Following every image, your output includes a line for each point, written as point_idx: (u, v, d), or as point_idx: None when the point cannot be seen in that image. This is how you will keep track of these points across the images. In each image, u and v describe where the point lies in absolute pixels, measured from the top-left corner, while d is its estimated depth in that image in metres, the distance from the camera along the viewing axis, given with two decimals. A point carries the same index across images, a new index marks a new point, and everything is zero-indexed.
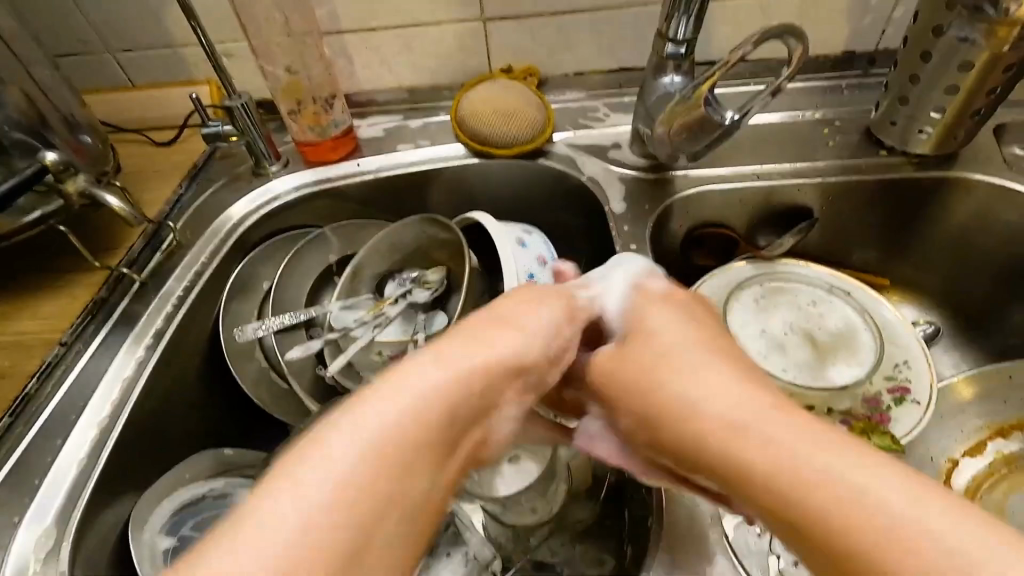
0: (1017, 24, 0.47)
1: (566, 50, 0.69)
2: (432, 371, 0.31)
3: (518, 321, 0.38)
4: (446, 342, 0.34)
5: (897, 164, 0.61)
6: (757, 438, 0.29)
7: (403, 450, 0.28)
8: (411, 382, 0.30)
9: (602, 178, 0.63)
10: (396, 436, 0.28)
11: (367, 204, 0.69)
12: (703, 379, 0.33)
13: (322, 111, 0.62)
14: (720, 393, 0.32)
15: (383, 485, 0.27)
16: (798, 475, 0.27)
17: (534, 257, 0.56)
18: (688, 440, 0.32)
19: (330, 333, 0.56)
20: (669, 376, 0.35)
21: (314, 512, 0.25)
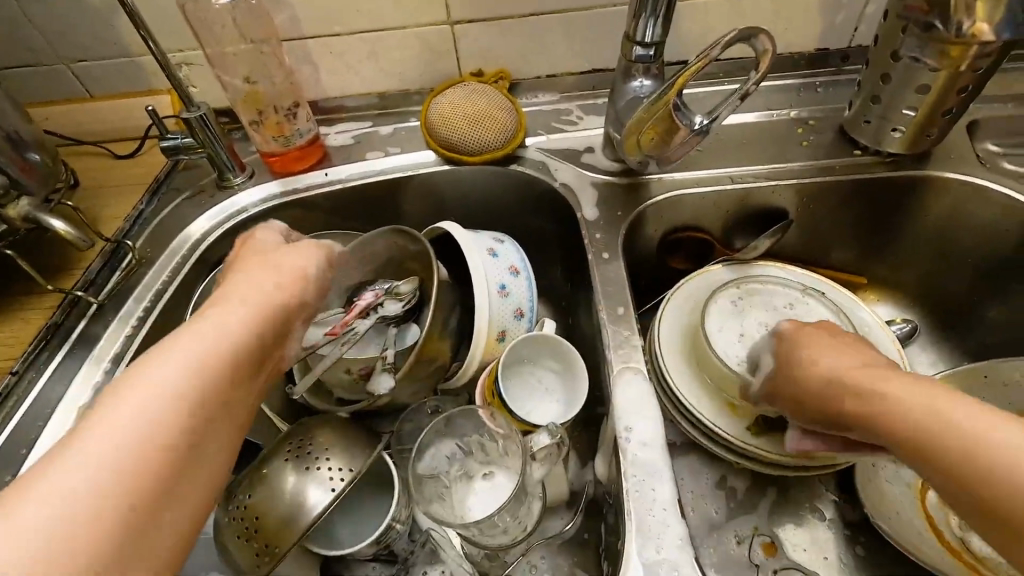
0: (969, 45, 0.47)
1: (537, 52, 0.67)
2: (180, 356, 0.32)
3: (275, 269, 0.41)
4: (207, 320, 0.35)
5: (870, 163, 0.60)
6: (904, 406, 0.35)
7: (189, 425, 0.30)
8: (156, 375, 0.30)
9: (574, 183, 0.61)
10: (141, 422, 0.28)
11: (336, 215, 0.67)
12: (854, 368, 0.39)
13: (286, 120, 0.60)
14: (866, 377, 0.38)
15: (161, 461, 0.28)
16: (957, 431, 0.32)
17: (506, 267, 0.55)
18: (857, 415, 0.37)
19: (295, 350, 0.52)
20: (838, 370, 0.40)
21: (73, 498, 0.25)
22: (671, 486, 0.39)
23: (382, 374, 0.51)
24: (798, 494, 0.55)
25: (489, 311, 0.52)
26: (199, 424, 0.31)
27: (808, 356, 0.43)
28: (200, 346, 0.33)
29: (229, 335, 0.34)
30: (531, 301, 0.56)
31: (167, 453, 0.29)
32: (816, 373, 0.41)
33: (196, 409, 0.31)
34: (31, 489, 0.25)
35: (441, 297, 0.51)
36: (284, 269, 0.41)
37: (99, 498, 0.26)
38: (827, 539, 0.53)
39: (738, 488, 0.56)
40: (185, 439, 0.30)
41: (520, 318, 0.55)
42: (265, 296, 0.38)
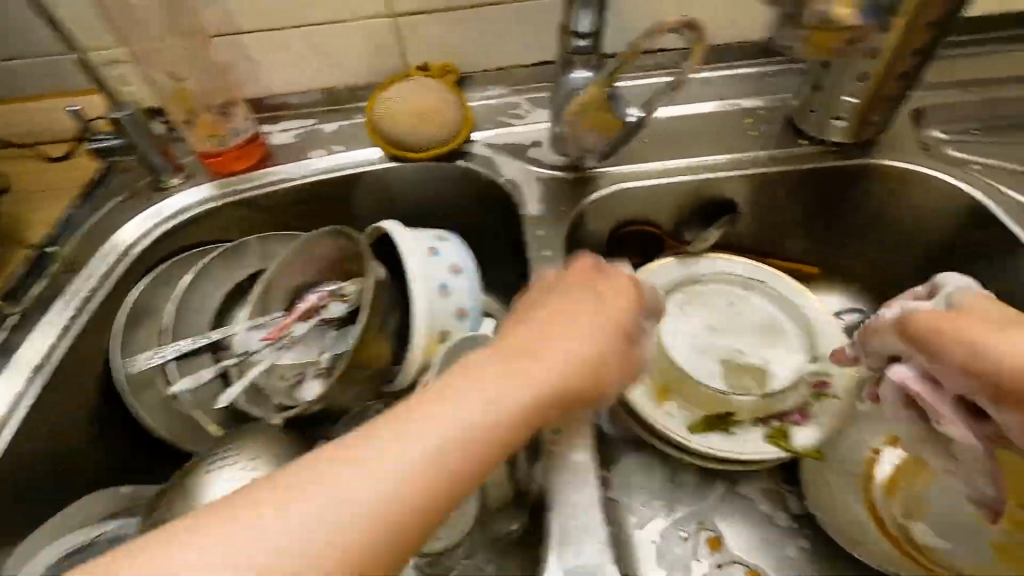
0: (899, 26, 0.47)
1: (484, 44, 0.65)
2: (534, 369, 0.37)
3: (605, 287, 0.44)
4: (474, 360, 0.36)
5: (816, 153, 0.60)
6: None
7: (432, 467, 0.31)
8: (414, 420, 0.33)
9: (520, 179, 0.60)
10: (378, 471, 0.30)
11: (281, 216, 0.65)
12: (1008, 335, 0.38)
13: (219, 119, 0.58)
14: None
15: (402, 505, 0.30)
16: None
17: (448, 267, 0.54)
18: None
19: (230, 358, 0.52)
20: (996, 335, 0.38)
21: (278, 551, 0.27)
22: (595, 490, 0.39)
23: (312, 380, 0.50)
24: (745, 488, 0.55)
25: (427, 310, 0.51)
26: (476, 463, 0.33)
27: (938, 345, 0.41)
28: (498, 381, 0.35)
29: (535, 374, 0.36)
30: (475, 301, 0.55)
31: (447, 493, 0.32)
32: (950, 333, 0.40)
33: (473, 449, 0.33)
34: (189, 531, 0.28)
35: (378, 299, 0.50)
36: (610, 306, 0.42)
37: (343, 548, 0.28)
38: (771, 531, 0.53)
39: (687, 484, 0.55)
40: (438, 478, 0.31)
41: (463, 318, 0.54)
42: (594, 330, 0.40)
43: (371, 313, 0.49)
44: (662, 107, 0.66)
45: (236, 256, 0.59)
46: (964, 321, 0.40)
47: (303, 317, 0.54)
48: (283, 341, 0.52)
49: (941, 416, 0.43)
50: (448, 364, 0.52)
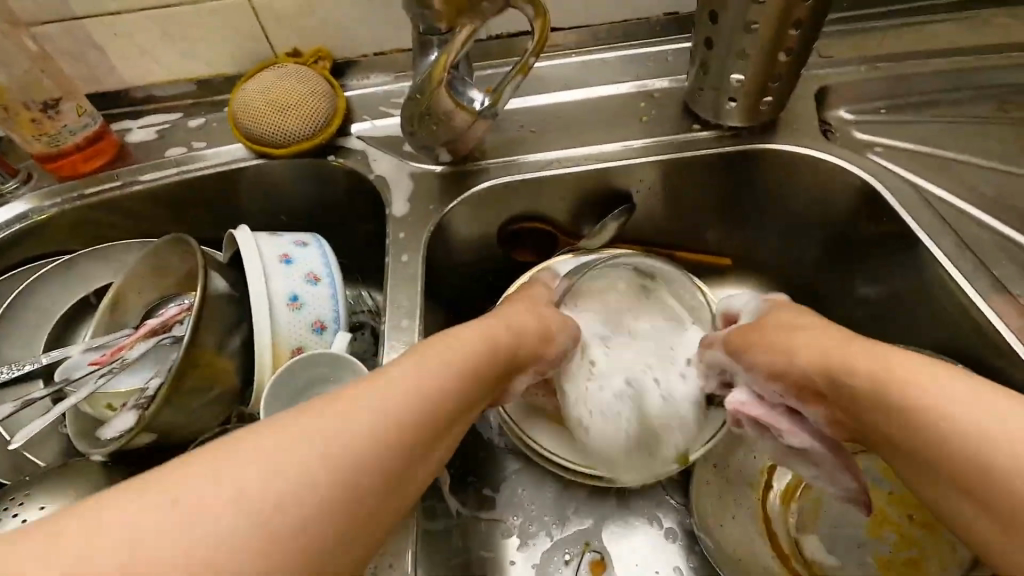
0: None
1: (359, 26, 0.59)
2: (432, 368, 0.36)
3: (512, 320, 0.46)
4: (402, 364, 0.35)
5: (713, 138, 0.55)
6: (855, 368, 0.38)
7: (392, 440, 0.31)
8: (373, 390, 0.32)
9: (391, 175, 0.55)
10: (317, 461, 0.27)
11: (142, 220, 0.60)
12: (829, 344, 0.40)
13: (45, 117, 0.52)
14: (862, 356, 0.38)
15: (353, 470, 0.28)
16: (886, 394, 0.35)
17: (303, 275, 0.49)
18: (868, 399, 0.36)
19: (50, 385, 0.46)
20: (812, 342, 0.42)
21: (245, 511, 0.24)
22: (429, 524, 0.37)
23: (130, 410, 0.45)
24: (633, 499, 0.53)
25: (271, 326, 0.46)
26: (425, 426, 0.33)
27: (750, 359, 0.46)
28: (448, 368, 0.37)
29: (463, 359, 0.39)
30: (337, 312, 0.50)
31: (393, 462, 0.30)
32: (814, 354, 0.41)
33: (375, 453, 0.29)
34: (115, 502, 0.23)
35: (213, 316, 0.45)
36: (544, 312, 0.49)
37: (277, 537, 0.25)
38: (657, 546, 0.51)
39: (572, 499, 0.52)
40: (393, 450, 0.31)
41: (322, 330, 0.49)
42: (549, 315, 0.49)
43: (201, 333, 0.44)
44: (529, 95, 0.59)
45: (77, 270, 0.54)
46: (816, 334, 0.42)
47: (146, 337, 0.49)
48: (115, 365, 0.47)
49: (778, 428, 0.45)
50: (300, 388, 0.48)
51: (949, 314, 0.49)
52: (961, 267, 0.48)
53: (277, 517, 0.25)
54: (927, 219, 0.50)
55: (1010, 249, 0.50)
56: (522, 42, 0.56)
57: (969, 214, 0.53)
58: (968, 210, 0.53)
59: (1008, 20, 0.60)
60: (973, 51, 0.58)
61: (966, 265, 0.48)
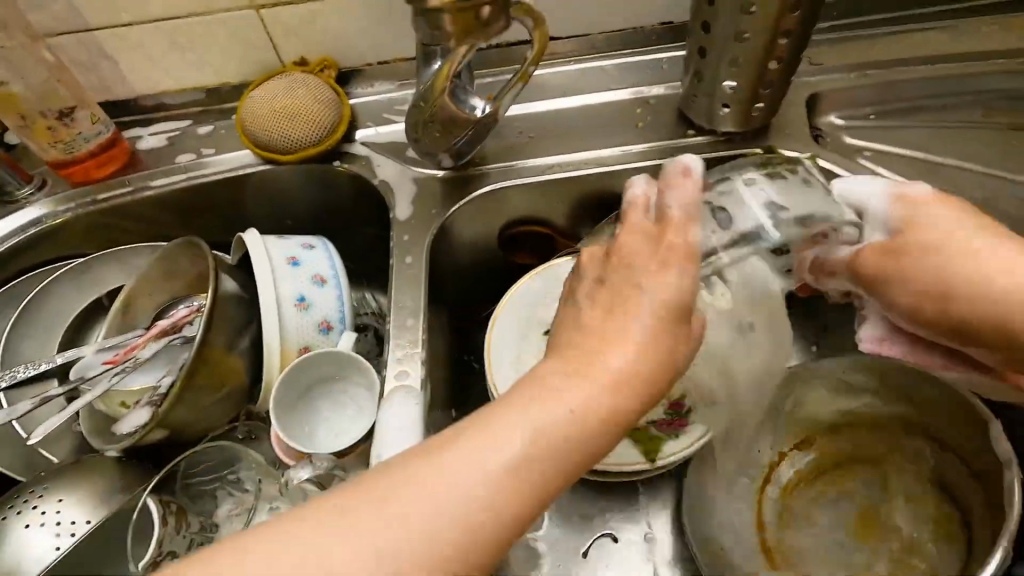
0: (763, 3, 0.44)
1: (363, 36, 0.61)
2: (576, 389, 0.31)
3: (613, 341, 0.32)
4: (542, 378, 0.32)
5: (707, 144, 0.57)
6: (1005, 279, 0.39)
7: (512, 491, 0.29)
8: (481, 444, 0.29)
9: (395, 180, 0.57)
10: (417, 525, 0.27)
11: (151, 225, 0.61)
12: (967, 250, 0.40)
13: (60, 125, 0.54)
14: (1006, 271, 0.39)
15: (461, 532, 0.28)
16: None
17: (310, 277, 0.50)
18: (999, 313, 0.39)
19: (64, 384, 0.48)
20: (945, 263, 0.41)
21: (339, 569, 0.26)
22: None
23: (143, 407, 0.47)
24: (633, 496, 0.53)
25: (279, 326, 0.48)
26: (559, 465, 0.30)
27: (886, 297, 0.44)
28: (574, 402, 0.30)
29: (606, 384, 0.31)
30: (342, 313, 0.51)
31: (508, 516, 0.29)
32: (932, 278, 0.41)
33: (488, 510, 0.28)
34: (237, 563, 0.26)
35: (222, 317, 0.46)
36: (664, 344, 0.33)
37: None
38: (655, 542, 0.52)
39: (573, 497, 0.53)
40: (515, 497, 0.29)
41: (328, 331, 0.50)
42: (660, 337, 0.33)
43: (211, 332, 0.45)
44: (529, 103, 0.61)
45: (90, 273, 0.55)
46: (942, 248, 0.41)
47: (157, 337, 0.50)
48: (128, 365, 0.48)
49: (922, 362, 0.48)
50: (305, 386, 0.50)
51: None
52: None
53: None
54: None
55: None
56: (521, 51, 0.57)
57: None
58: None
59: (992, 29, 0.61)
60: (959, 59, 0.60)
61: None
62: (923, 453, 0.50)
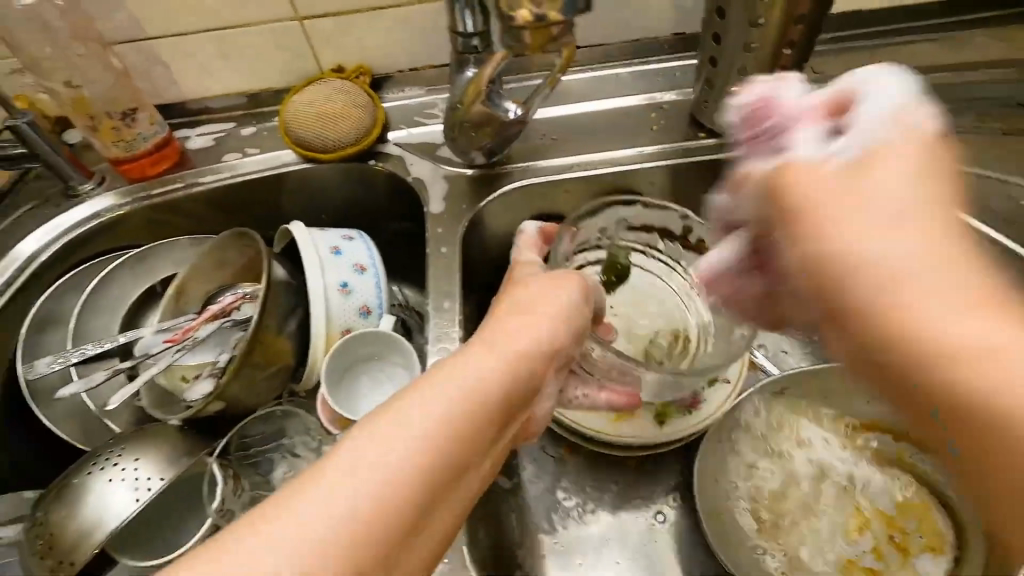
0: (769, 15, 0.49)
1: (397, 45, 0.66)
2: (489, 364, 0.35)
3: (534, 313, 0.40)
4: (460, 359, 0.35)
5: (717, 145, 0.61)
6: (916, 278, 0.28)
7: (440, 458, 0.30)
8: (418, 401, 0.31)
9: (427, 178, 0.62)
10: (356, 508, 0.26)
11: (198, 218, 0.66)
12: (876, 210, 0.30)
13: (122, 125, 0.59)
14: (926, 268, 0.28)
15: (398, 505, 0.28)
16: (949, 346, 0.26)
17: (351, 265, 0.55)
18: (894, 332, 0.28)
19: (128, 360, 0.52)
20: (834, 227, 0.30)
21: (302, 553, 0.25)
22: None
23: (205, 378, 0.52)
24: (644, 479, 0.55)
25: (325, 309, 0.52)
26: (482, 432, 0.32)
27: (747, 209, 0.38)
28: (498, 364, 0.35)
29: (513, 360, 0.36)
30: (380, 299, 0.56)
31: (436, 482, 0.29)
32: (828, 252, 0.30)
33: (421, 481, 0.29)
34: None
35: (274, 299, 0.51)
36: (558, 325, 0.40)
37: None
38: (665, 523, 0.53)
39: (593, 475, 0.55)
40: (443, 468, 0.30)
41: (367, 314, 0.55)
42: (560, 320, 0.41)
43: (265, 313, 0.49)
44: (551, 108, 0.66)
45: (147, 260, 0.60)
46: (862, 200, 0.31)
47: (212, 319, 0.55)
48: (188, 343, 0.53)
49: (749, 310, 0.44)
50: (349, 366, 0.54)
51: None
52: None
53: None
54: None
55: None
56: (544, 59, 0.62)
57: None
58: None
59: (983, 40, 0.66)
60: (951, 68, 0.64)
61: None
62: (932, 469, 0.50)
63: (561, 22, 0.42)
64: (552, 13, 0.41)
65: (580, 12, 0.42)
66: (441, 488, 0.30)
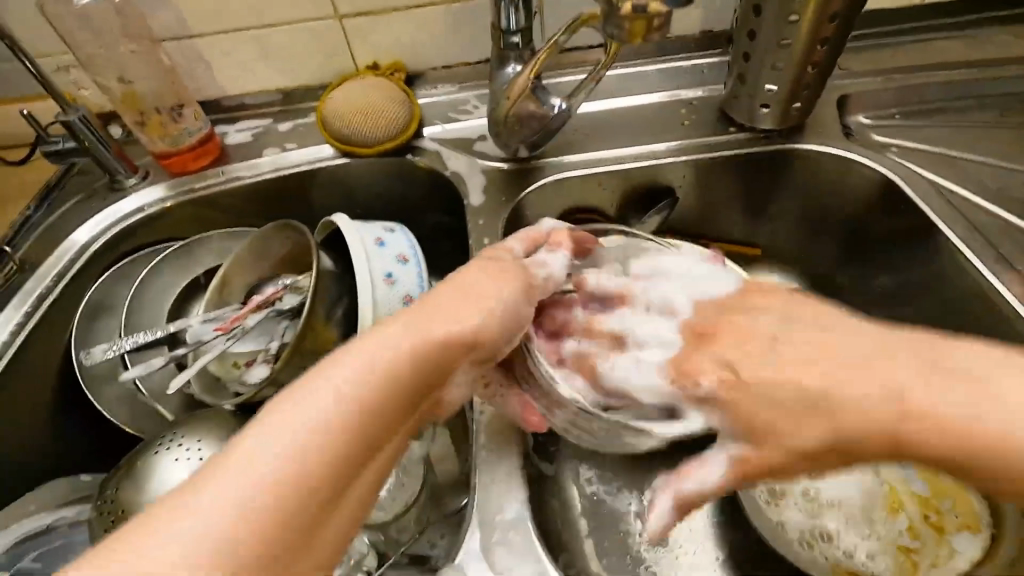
0: (804, 12, 0.50)
1: (431, 43, 0.68)
2: (411, 340, 0.35)
3: (483, 289, 0.39)
4: (384, 334, 0.35)
5: (747, 140, 0.63)
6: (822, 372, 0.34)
7: (352, 432, 0.31)
8: (309, 390, 0.31)
9: (464, 172, 0.63)
10: (260, 489, 0.27)
11: (237, 211, 0.67)
12: (785, 346, 0.37)
13: (169, 120, 0.61)
14: (860, 381, 0.33)
15: (308, 484, 0.29)
16: (907, 416, 0.32)
17: (395, 256, 0.56)
18: (845, 409, 0.33)
19: (180, 348, 0.54)
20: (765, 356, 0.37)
21: (209, 544, 0.25)
22: (519, 455, 0.44)
23: (261, 364, 0.54)
24: (678, 464, 0.56)
25: (372, 299, 0.53)
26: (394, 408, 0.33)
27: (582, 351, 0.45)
28: (414, 341, 0.35)
29: (442, 338, 0.36)
30: (422, 289, 0.57)
31: (346, 457, 0.30)
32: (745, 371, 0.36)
33: (330, 455, 0.30)
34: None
35: (323, 288, 0.52)
36: (505, 306, 0.39)
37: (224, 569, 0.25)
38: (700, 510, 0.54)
39: (625, 459, 0.56)
40: (353, 442, 0.31)
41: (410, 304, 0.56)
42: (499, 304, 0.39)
43: (316, 301, 0.51)
44: (583, 104, 0.67)
45: (194, 252, 0.61)
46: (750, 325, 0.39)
47: (257, 309, 0.56)
48: (238, 331, 0.54)
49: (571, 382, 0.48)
50: None
51: (963, 291, 0.54)
52: (972, 247, 0.54)
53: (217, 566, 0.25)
54: (939, 207, 0.56)
55: (1013, 234, 0.56)
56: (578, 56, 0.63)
57: (980, 205, 0.58)
58: (977, 201, 0.58)
59: (1004, 38, 0.67)
60: (974, 65, 0.65)
61: (975, 245, 0.54)
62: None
63: (662, 15, 0.40)
64: (655, 3, 0.39)
65: (683, 5, 0.39)
66: (346, 465, 0.31)
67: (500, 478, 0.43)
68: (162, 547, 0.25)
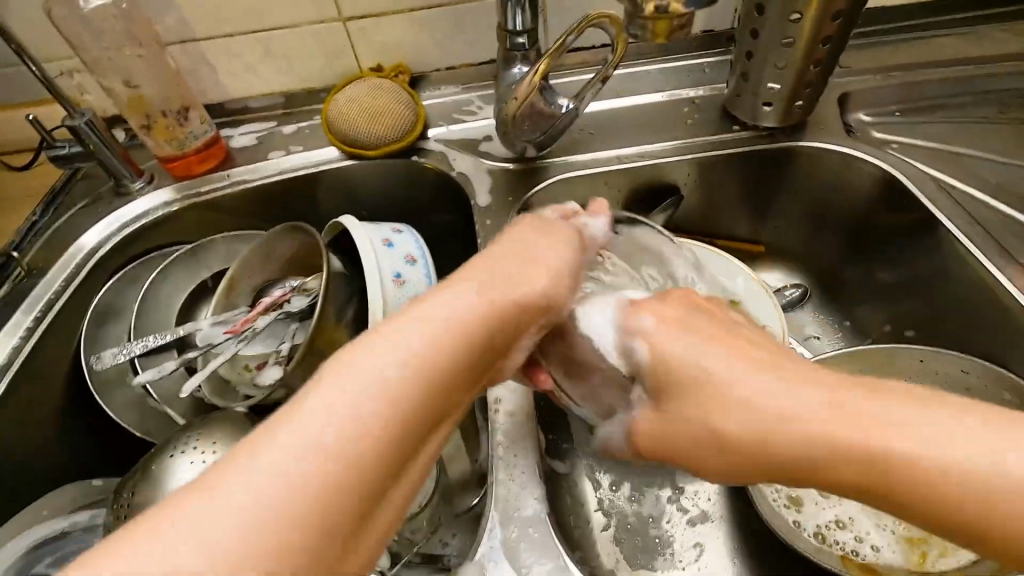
0: (806, 11, 0.51)
1: (435, 45, 0.68)
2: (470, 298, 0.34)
3: (533, 254, 0.40)
4: (447, 295, 0.34)
5: (750, 138, 0.63)
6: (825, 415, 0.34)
7: (417, 388, 0.30)
8: (374, 354, 0.30)
9: (470, 173, 0.64)
10: (334, 440, 0.26)
11: (243, 214, 0.67)
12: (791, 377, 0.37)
13: (176, 124, 0.61)
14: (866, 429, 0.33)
15: (377, 440, 0.27)
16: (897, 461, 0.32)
17: (403, 256, 0.56)
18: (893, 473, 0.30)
19: (191, 351, 0.54)
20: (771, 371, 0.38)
21: (272, 517, 0.24)
22: (534, 454, 0.44)
23: (272, 366, 0.54)
24: (685, 458, 0.57)
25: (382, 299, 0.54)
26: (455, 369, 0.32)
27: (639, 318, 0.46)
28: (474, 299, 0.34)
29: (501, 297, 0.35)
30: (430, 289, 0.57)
31: (413, 414, 0.29)
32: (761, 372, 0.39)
33: (396, 411, 0.28)
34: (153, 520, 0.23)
35: (333, 290, 0.52)
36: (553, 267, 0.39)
37: (300, 520, 0.24)
38: (709, 505, 0.55)
39: (635, 456, 0.56)
40: (414, 401, 0.29)
41: None
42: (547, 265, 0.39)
43: (328, 302, 0.51)
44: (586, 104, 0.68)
45: (201, 255, 0.61)
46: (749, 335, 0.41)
47: (266, 311, 0.56)
48: (248, 333, 0.55)
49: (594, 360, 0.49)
50: None
51: (966, 284, 0.55)
52: (975, 240, 0.55)
53: (291, 520, 0.24)
54: (941, 202, 0.57)
55: (1015, 227, 0.56)
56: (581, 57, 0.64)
57: (981, 200, 0.59)
58: (979, 196, 0.59)
59: (1000, 34, 0.68)
60: (971, 62, 0.66)
61: (977, 239, 0.55)
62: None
63: (684, 15, 0.40)
64: (676, 3, 0.39)
65: (705, 6, 0.40)
66: (415, 428, 0.29)
67: (518, 471, 0.43)
68: (236, 501, 0.24)
